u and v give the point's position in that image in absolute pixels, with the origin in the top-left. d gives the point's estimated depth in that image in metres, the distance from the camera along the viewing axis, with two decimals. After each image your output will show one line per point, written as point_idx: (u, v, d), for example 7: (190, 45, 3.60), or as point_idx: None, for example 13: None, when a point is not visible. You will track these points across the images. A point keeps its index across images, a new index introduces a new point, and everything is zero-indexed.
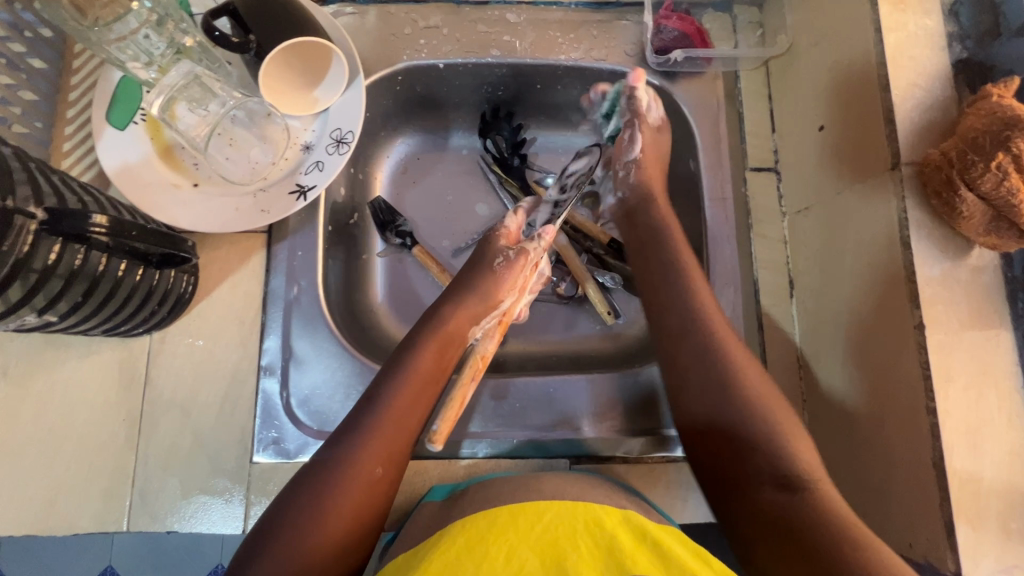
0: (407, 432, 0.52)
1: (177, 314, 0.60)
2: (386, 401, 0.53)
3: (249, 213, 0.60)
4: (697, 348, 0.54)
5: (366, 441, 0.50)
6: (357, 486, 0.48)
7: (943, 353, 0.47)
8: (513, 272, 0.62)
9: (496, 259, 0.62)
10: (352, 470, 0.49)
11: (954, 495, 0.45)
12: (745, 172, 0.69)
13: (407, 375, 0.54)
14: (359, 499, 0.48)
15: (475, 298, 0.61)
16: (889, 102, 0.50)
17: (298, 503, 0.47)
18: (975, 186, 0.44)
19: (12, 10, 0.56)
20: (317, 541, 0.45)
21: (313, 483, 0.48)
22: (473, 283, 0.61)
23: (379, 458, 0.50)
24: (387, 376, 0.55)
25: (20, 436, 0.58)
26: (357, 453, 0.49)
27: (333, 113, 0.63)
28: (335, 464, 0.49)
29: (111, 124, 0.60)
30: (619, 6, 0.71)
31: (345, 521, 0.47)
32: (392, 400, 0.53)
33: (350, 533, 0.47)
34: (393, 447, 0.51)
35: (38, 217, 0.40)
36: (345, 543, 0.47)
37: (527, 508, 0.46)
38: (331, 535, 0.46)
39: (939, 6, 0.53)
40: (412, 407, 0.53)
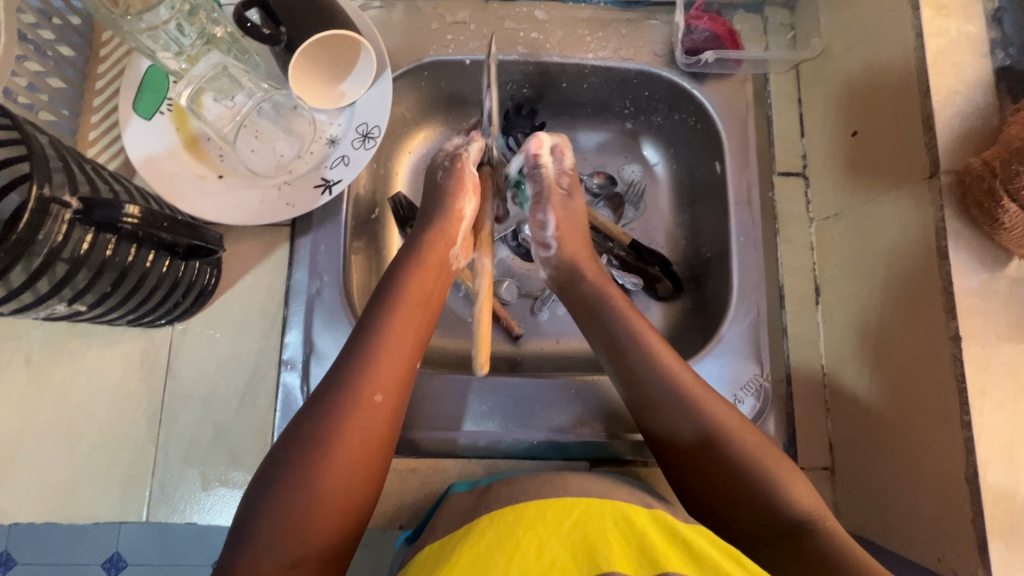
0: (402, 358, 0.51)
1: (200, 306, 0.60)
2: (378, 332, 0.51)
3: (275, 206, 0.60)
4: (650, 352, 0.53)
5: (360, 371, 0.49)
6: (358, 417, 0.47)
7: (980, 366, 0.46)
8: (457, 177, 0.59)
9: (435, 175, 0.60)
10: (348, 405, 0.47)
11: (988, 510, 0.44)
12: (773, 176, 0.68)
13: (394, 303, 0.53)
14: (362, 433, 0.46)
15: (446, 221, 0.58)
16: (928, 108, 0.50)
17: (301, 450, 0.45)
18: (1019, 198, 0.43)
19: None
20: (325, 489, 0.44)
21: (308, 425, 0.46)
22: (439, 206, 0.58)
23: (377, 387, 0.48)
24: (374, 312, 0.53)
25: (41, 423, 0.58)
26: (351, 383, 0.48)
27: (359, 108, 0.63)
28: (331, 401, 0.47)
29: (138, 114, 0.59)
30: (648, 5, 0.71)
31: (350, 461, 0.45)
32: (382, 330, 0.51)
33: (359, 469, 0.46)
34: (387, 373, 0.49)
35: (72, 207, 0.40)
36: (356, 482, 0.46)
37: (555, 501, 0.46)
38: (340, 479, 0.45)
39: (982, 11, 0.52)
40: (405, 334, 0.52)
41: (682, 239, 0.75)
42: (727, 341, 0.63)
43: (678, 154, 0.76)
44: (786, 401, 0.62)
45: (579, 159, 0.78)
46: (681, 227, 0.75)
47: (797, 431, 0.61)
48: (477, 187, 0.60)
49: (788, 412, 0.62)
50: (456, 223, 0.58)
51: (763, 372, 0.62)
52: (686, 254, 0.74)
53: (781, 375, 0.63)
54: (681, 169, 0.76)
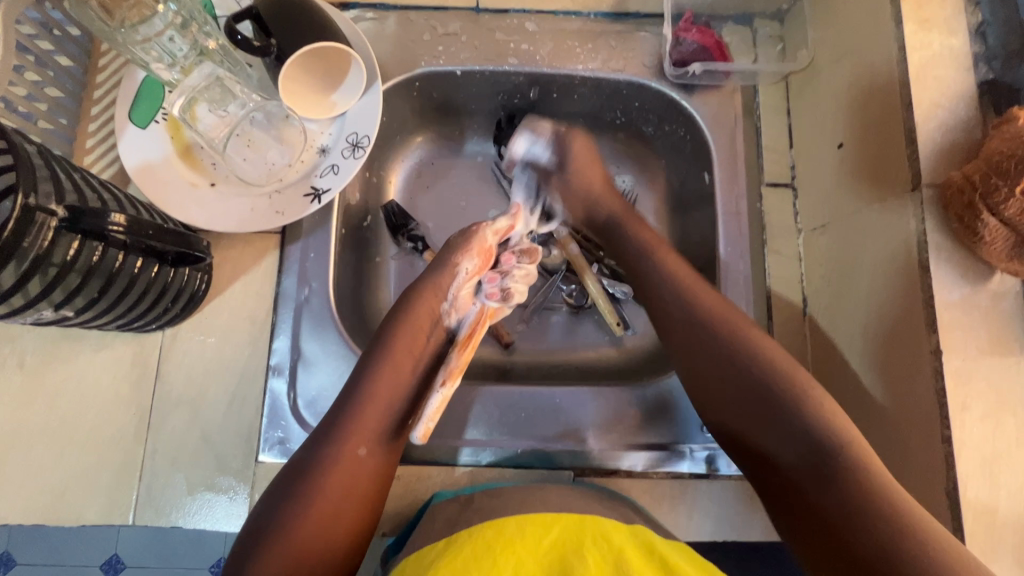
0: (387, 414, 0.53)
1: (190, 311, 0.61)
2: (365, 387, 0.53)
3: (264, 214, 0.61)
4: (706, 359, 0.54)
5: (346, 428, 0.51)
6: (341, 467, 0.49)
7: (961, 381, 0.45)
8: (468, 239, 0.61)
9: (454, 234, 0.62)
10: (335, 459, 0.50)
11: (968, 527, 0.43)
12: (762, 187, 0.68)
13: (383, 359, 0.55)
14: (346, 485, 0.49)
15: (440, 277, 0.59)
16: (911, 122, 0.50)
17: (289, 496, 0.48)
18: (998, 212, 0.43)
19: (41, 9, 0.58)
20: (305, 534, 0.46)
21: (297, 472, 0.49)
22: (441, 262, 0.60)
23: (361, 441, 0.51)
24: (362, 366, 0.55)
25: (33, 425, 0.59)
26: (339, 436, 0.51)
27: (349, 117, 0.64)
28: (316, 455, 0.50)
29: (133, 123, 0.61)
30: (638, 17, 0.71)
31: (335, 512, 0.48)
32: (368, 388, 0.53)
33: (344, 519, 0.49)
34: (372, 428, 0.52)
35: (58, 215, 0.41)
36: (342, 531, 0.48)
37: (531, 518, 0.46)
38: (325, 528, 0.47)
39: (965, 25, 0.52)
40: (390, 391, 0.54)
41: (672, 249, 0.75)
42: None
43: (668, 165, 0.76)
44: None
45: None
46: (672, 237, 0.76)
47: None
48: (488, 254, 0.61)
49: None
50: (451, 280, 0.59)
51: None
52: None
53: None
54: (671, 179, 0.76)
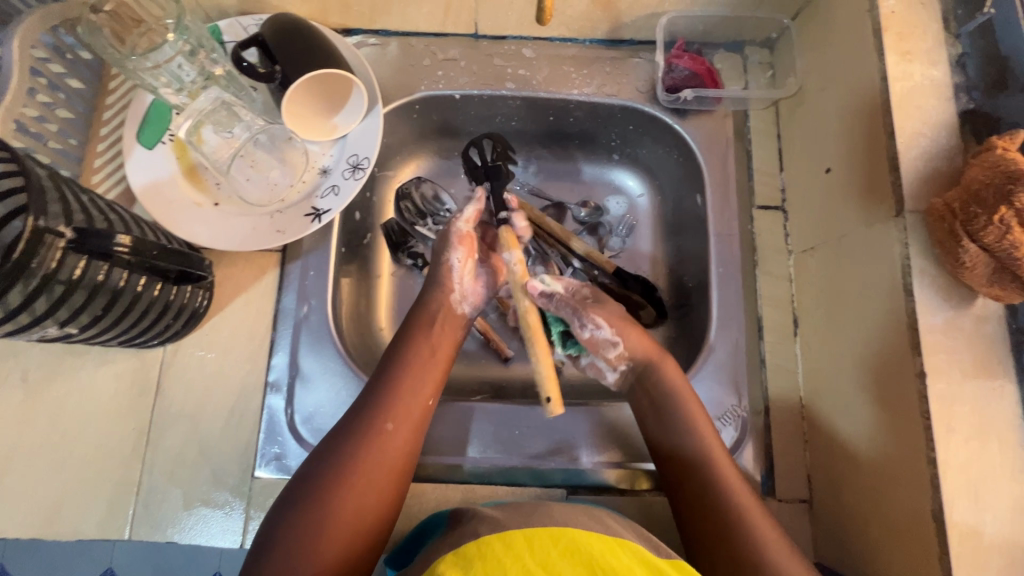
0: (418, 393, 0.54)
1: (191, 328, 0.62)
2: (398, 371, 0.55)
3: (266, 232, 0.63)
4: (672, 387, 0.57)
5: (379, 405, 0.52)
6: (376, 450, 0.50)
7: (944, 402, 0.46)
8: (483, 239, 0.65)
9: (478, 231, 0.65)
10: (367, 434, 0.51)
11: (954, 549, 0.44)
12: (752, 210, 0.69)
13: (411, 340, 0.57)
14: (376, 460, 0.50)
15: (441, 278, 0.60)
16: (894, 149, 0.51)
17: (318, 472, 0.49)
18: (977, 238, 0.44)
19: (55, 34, 0.59)
20: (335, 519, 0.47)
21: (333, 451, 0.50)
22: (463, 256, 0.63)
23: (389, 416, 0.52)
24: (397, 352, 0.57)
25: (34, 439, 0.60)
26: (375, 419, 0.52)
27: (350, 140, 0.66)
28: (348, 431, 0.51)
29: (140, 143, 0.63)
30: (632, 44, 0.73)
31: (362, 487, 0.49)
32: (401, 368, 0.55)
33: (370, 503, 0.48)
34: (400, 407, 0.53)
35: (65, 236, 0.42)
36: (370, 509, 0.48)
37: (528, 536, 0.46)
38: (354, 509, 0.48)
39: (946, 57, 0.53)
40: (418, 370, 0.55)
41: (666, 269, 0.77)
42: (705, 371, 0.64)
43: (660, 186, 0.78)
44: (764, 432, 0.62)
45: (566, 189, 0.80)
46: (666, 256, 0.77)
47: (774, 462, 0.61)
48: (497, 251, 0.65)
49: (766, 443, 0.62)
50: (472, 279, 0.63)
51: (740, 403, 0.63)
52: (669, 282, 0.76)
53: (758, 406, 0.63)
54: (665, 199, 0.78)
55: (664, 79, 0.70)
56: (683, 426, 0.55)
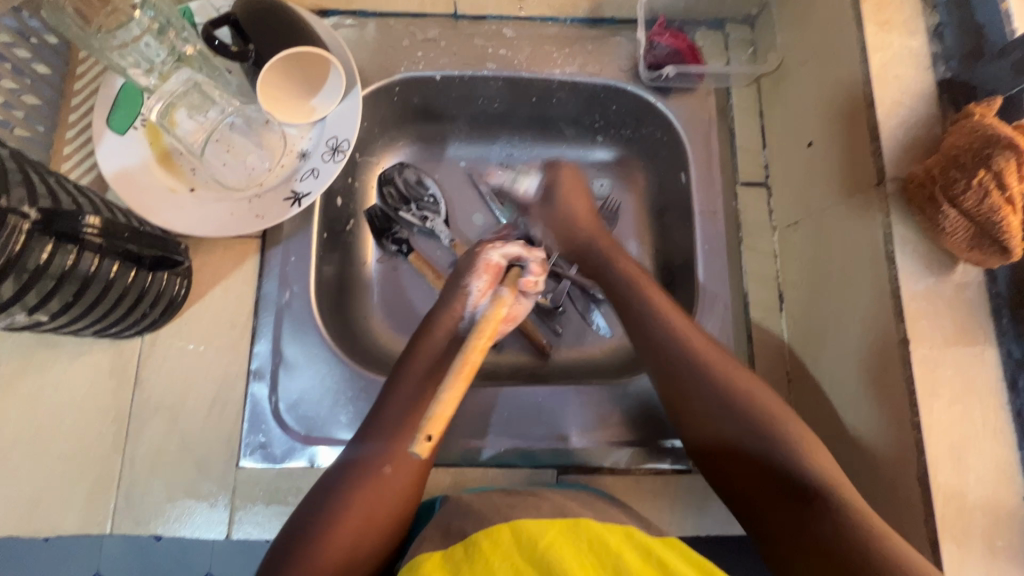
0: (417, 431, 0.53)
1: (169, 317, 0.61)
2: (390, 400, 0.55)
3: (244, 217, 0.61)
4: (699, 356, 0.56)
5: (378, 444, 0.52)
6: (371, 475, 0.50)
7: (927, 367, 0.47)
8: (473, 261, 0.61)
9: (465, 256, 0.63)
10: (367, 471, 0.51)
11: (939, 511, 0.44)
12: (736, 187, 0.69)
13: (417, 373, 0.56)
14: (373, 498, 0.50)
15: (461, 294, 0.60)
16: (874, 119, 0.51)
17: (319, 509, 0.49)
18: (957, 203, 0.45)
19: (18, 18, 0.58)
20: (334, 541, 0.47)
21: (332, 477, 0.51)
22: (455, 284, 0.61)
23: (388, 457, 0.51)
24: (394, 378, 0.57)
25: (8, 435, 0.58)
26: (371, 446, 0.52)
27: (329, 122, 0.64)
28: (350, 467, 0.51)
29: (111, 128, 0.61)
30: (614, 22, 0.73)
31: (358, 526, 0.48)
32: (398, 394, 0.55)
33: (369, 525, 0.49)
34: (400, 444, 0.52)
35: (31, 218, 0.40)
36: (370, 538, 0.49)
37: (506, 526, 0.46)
38: (350, 530, 0.48)
39: (923, 27, 0.54)
40: (419, 405, 0.54)
41: (652, 250, 0.76)
42: None
43: (644, 166, 0.77)
44: None
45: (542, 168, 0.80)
46: (651, 238, 0.77)
47: None
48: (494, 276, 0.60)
49: None
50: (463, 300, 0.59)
51: None
52: (655, 263, 0.76)
53: None
54: (649, 179, 0.77)
55: (647, 56, 0.70)
56: (721, 395, 0.53)
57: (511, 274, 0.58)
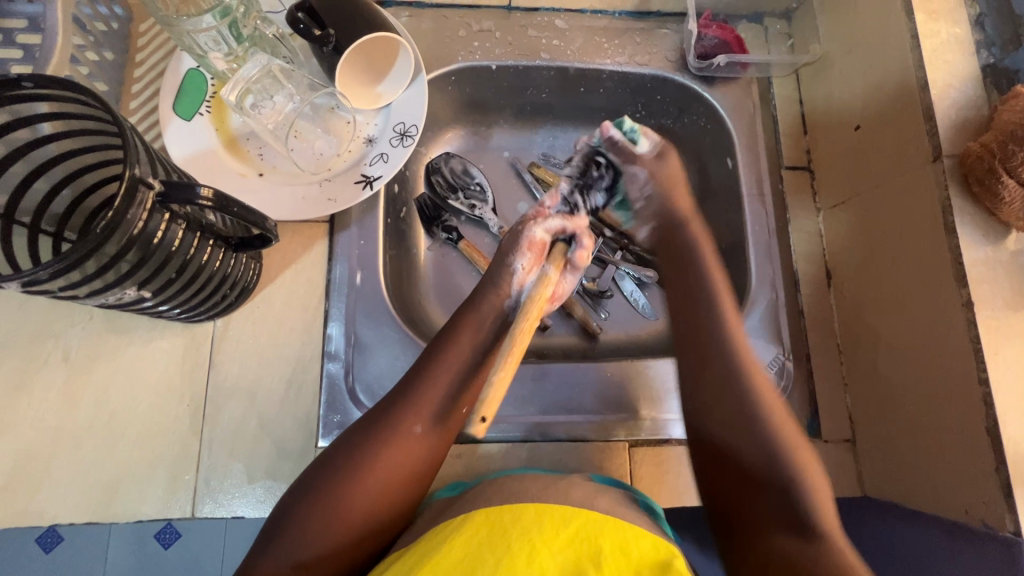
0: (446, 399, 0.54)
1: (242, 301, 0.61)
2: (431, 369, 0.54)
3: (317, 201, 0.62)
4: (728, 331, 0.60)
5: (408, 405, 0.53)
6: (397, 442, 0.51)
7: (991, 327, 0.50)
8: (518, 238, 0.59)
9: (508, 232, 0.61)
10: (392, 430, 0.52)
11: (1010, 459, 0.47)
12: (781, 171, 0.73)
13: (452, 338, 0.56)
14: (396, 457, 0.51)
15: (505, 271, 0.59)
16: (928, 100, 0.55)
17: (340, 462, 0.51)
18: (1016, 174, 0.48)
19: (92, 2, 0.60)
20: (352, 502, 0.49)
21: (357, 438, 0.52)
22: (501, 260, 0.60)
23: (416, 420, 0.52)
24: (436, 346, 0.56)
25: (82, 421, 0.58)
26: (402, 412, 0.53)
27: (395, 108, 0.66)
28: (375, 425, 0.52)
29: (178, 114, 0.61)
30: (660, 15, 0.76)
31: (379, 483, 0.50)
32: (438, 366, 0.54)
33: (388, 490, 0.50)
34: (426, 409, 0.53)
35: (155, 189, 0.41)
36: (384, 504, 0.50)
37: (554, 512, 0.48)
38: (369, 495, 0.49)
39: (967, 16, 0.58)
40: (450, 372, 0.54)
41: None
42: (751, 323, 0.67)
43: (687, 153, 0.81)
44: (808, 376, 0.66)
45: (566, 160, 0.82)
46: None
47: (819, 405, 0.65)
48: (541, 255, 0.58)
49: (810, 387, 0.65)
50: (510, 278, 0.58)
51: (783, 350, 0.66)
52: None
53: (801, 354, 0.67)
54: (692, 166, 0.81)
55: (695, 47, 0.73)
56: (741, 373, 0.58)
57: (558, 249, 0.57)
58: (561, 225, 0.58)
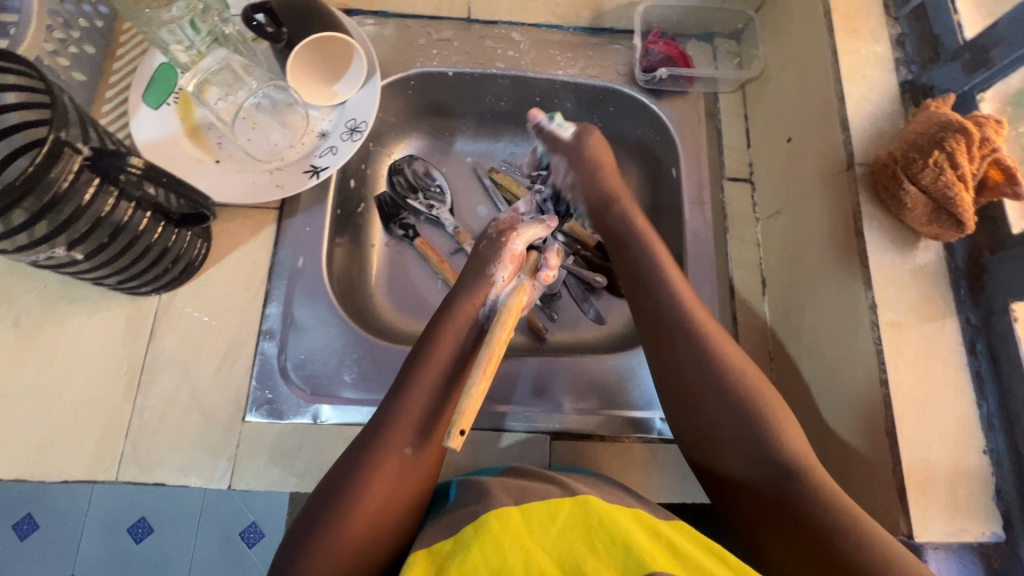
0: (431, 412, 0.52)
1: (186, 278, 0.64)
2: (412, 387, 0.52)
3: (265, 187, 0.66)
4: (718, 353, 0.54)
5: (392, 424, 0.50)
6: (385, 466, 0.48)
7: (894, 330, 0.51)
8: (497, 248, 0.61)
9: (481, 243, 0.63)
10: (380, 453, 0.49)
11: (905, 461, 0.48)
12: (723, 181, 0.75)
13: (431, 353, 0.55)
14: (389, 482, 0.48)
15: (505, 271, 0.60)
16: (845, 112, 0.57)
17: (335, 493, 0.47)
18: (917, 180, 0.50)
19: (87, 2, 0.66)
20: (347, 534, 0.45)
21: (346, 466, 0.49)
22: (477, 271, 0.60)
23: (405, 440, 0.50)
24: (412, 363, 0.54)
25: (23, 383, 0.60)
26: (385, 435, 0.50)
27: (349, 106, 0.70)
28: (363, 450, 0.49)
29: (145, 103, 0.66)
30: (613, 32, 0.80)
31: (379, 511, 0.47)
32: (416, 383, 0.52)
33: (385, 516, 0.47)
34: (415, 426, 0.50)
35: (82, 153, 0.45)
36: (384, 530, 0.47)
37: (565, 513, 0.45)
38: (363, 525, 0.46)
39: (887, 35, 0.60)
40: (434, 384, 0.53)
41: None
42: None
43: (639, 164, 0.83)
44: None
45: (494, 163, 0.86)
46: None
47: None
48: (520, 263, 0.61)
49: None
50: (491, 287, 0.59)
51: None
52: None
53: None
54: (643, 176, 0.83)
55: (642, 60, 0.77)
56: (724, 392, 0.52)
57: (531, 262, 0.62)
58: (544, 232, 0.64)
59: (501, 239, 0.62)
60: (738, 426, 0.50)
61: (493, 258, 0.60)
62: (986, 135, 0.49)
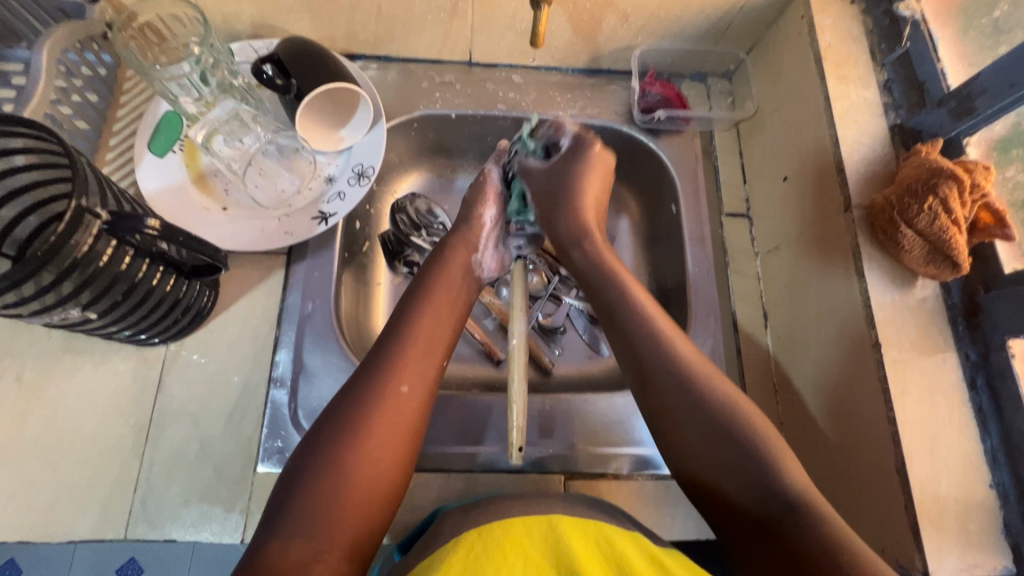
0: (430, 354, 0.53)
1: (195, 326, 0.64)
2: (409, 329, 0.54)
3: (273, 234, 0.66)
4: (675, 358, 0.52)
5: (390, 364, 0.51)
6: (385, 400, 0.49)
7: (899, 368, 0.53)
8: (479, 190, 0.66)
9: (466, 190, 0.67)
10: (378, 392, 0.49)
11: (917, 498, 0.49)
12: (722, 217, 0.77)
13: (426, 301, 0.56)
14: (388, 420, 0.48)
15: (469, 229, 0.63)
16: (839, 155, 0.60)
17: (334, 431, 0.47)
18: (913, 224, 0.52)
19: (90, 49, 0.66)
20: (355, 471, 0.45)
21: (346, 399, 0.49)
22: (465, 213, 0.64)
23: (403, 379, 0.51)
24: (408, 306, 0.56)
25: (27, 439, 0.59)
26: (385, 370, 0.51)
27: (356, 151, 0.71)
28: (362, 390, 0.49)
29: (151, 150, 0.66)
30: (609, 73, 0.82)
31: (378, 444, 0.47)
32: (413, 325, 0.54)
33: (389, 453, 0.48)
34: (412, 368, 0.52)
35: (101, 218, 0.45)
36: (385, 468, 0.47)
37: (572, 521, 0.46)
38: (370, 459, 0.46)
39: (875, 81, 0.64)
40: (432, 332, 0.55)
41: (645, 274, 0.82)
42: None
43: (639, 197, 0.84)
44: None
45: None
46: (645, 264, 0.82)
47: None
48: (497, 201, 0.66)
49: None
50: (479, 232, 0.63)
51: None
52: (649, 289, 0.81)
53: (738, 394, 0.68)
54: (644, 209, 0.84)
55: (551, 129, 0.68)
56: (690, 385, 0.51)
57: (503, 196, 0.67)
58: (496, 167, 0.67)
59: (483, 180, 0.66)
60: (683, 399, 0.50)
61: (476, 201, 0.65)
62: (975, 181, 0.51)
